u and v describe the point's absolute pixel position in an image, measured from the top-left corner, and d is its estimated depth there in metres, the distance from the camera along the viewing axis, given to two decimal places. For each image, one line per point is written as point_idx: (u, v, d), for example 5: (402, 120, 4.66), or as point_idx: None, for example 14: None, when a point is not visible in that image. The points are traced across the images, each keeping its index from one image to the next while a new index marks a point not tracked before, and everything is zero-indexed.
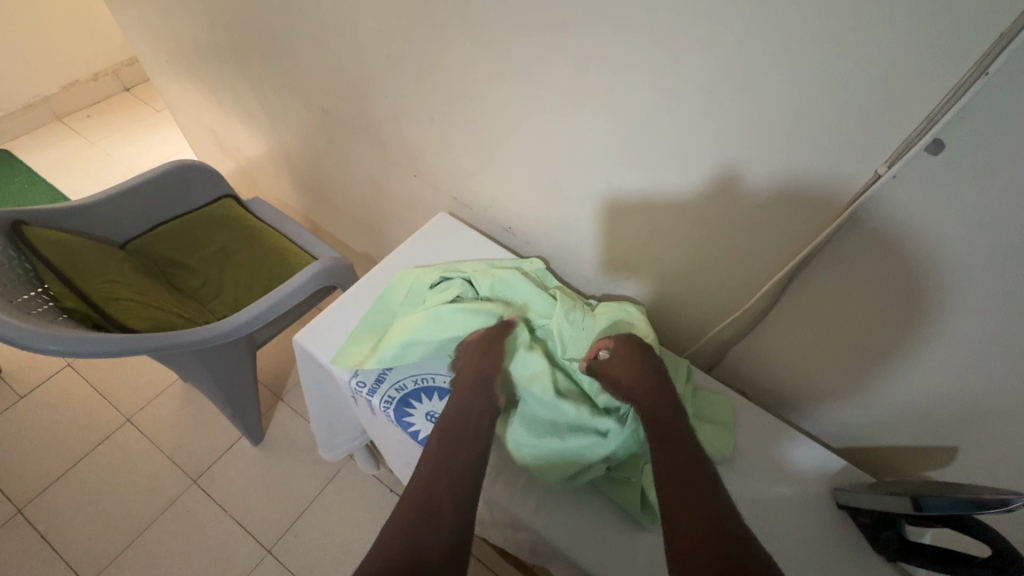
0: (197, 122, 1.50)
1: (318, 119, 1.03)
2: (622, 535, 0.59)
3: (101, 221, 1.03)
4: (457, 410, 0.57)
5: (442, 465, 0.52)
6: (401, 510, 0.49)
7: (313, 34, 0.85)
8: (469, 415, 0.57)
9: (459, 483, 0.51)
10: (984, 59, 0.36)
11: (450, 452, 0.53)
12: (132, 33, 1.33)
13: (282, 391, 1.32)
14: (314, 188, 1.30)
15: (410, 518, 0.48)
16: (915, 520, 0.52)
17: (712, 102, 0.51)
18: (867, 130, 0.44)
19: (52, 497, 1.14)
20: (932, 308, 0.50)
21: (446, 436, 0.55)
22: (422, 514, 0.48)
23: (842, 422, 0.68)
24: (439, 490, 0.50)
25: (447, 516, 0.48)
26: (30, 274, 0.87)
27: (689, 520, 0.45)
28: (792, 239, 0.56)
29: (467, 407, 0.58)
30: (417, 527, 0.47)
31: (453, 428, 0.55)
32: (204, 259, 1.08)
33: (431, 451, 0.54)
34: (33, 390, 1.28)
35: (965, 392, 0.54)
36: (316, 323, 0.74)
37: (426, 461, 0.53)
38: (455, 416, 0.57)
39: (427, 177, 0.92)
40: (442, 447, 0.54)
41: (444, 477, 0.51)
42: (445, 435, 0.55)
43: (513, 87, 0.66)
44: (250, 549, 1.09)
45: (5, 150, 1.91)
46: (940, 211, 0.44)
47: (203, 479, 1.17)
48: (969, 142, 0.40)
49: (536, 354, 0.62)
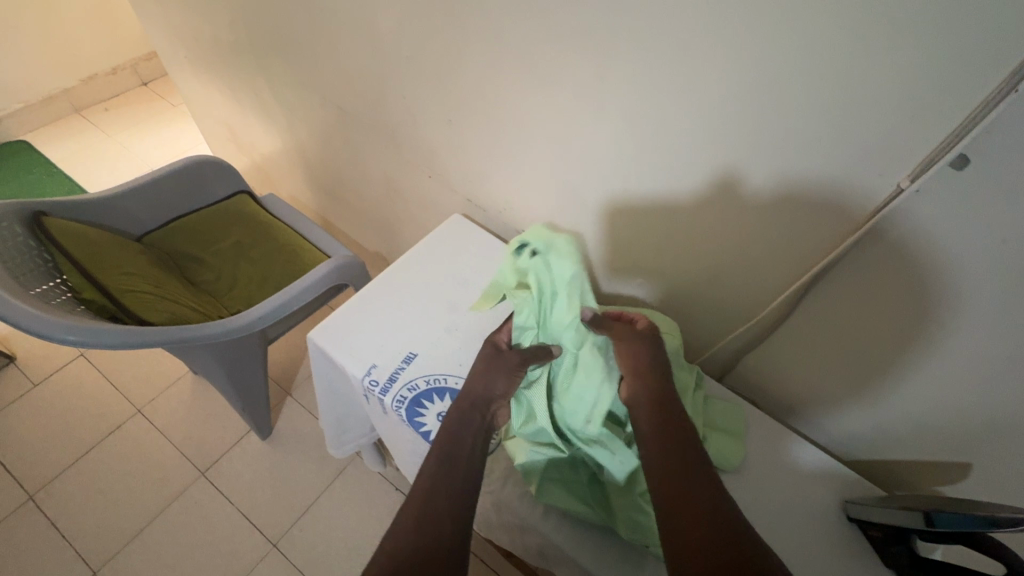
0: (214, 117, 1.51)
1: (334, 117, 1.04)
2: (624, 549, 0.59)
3: (119, 214, 1.05)
4: (449, 426, 0.57)
5: (445, 474, 0.52)
6: (399, 516, 0.48)
7: (333, 34, 0.86)
8: (466, 434, 0.56)
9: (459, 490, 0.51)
10: (1013, 77, 0.36)
11: (450, 460, 0.53)
12: (152, 29, 1.35)
13: (290, 387, 1.33)
14: (328, 185, 1.31)
15: (409, 526, 0.47)
16: (928, 536, 0.52)
17: (734, 109, 0.50)
18: (893, 143, 0.44)
19: (63, 485, 1.15)
20: (952, 322, 0.50)
21: (446, 443, 0.55)
22: (420, 524, 0.47)
23: (854, 433, 0.68)
24: (438, 501, 0.49)
25: (446, 528, 0.47)
26: (48, 264, 0.88)
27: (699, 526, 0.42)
28: (810, 250, 0.56)
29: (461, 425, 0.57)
30: (418, 534, 0.46)
31: (451, 438, 0.55)
32: (219, 253, 1.09)
33: (432, 458, 0.54)
34: (47, 377, 1.30)
35: (982, 408, 0.54)
36: (330, 321, 0.75)
37: (427, 466, 0.53)
38: (453, 426, 0.57)
39: (443, 178, 0.93)
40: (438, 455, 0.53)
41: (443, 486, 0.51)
42: (442, 447, 0.55)
43: (532, 92, 0.66)
44: (256, 542, 1.10)
45: (25, 141, 1.94)
46: (962, 226, 0.44)
47: (211, 471, 1.18)
48: (995, 157, 0.40)
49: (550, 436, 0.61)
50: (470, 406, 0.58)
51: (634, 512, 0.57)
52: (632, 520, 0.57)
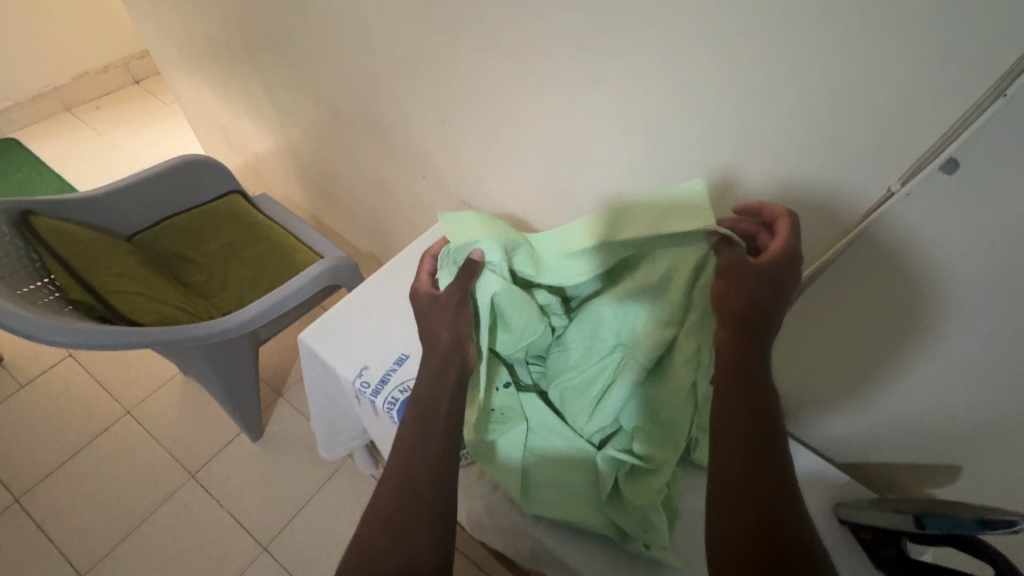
0: (206, 116, 1.50)
1: (328, 116, 1.03)
2: (613, 552, 0.59)
3: (108, 213, 1.04)
4: (422, 387, 0.53)
5: (423, 436, 0.50)
6: (386, 487, 0.49)
7: (326, 33, 0.86)
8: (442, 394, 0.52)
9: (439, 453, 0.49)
10: (1002, 81, 0.36)
11: (428, 421, 0.51)
12: (144, 26, 1.33)
13: (283, 388, 1.31)
14: (321, 185, 1.30)
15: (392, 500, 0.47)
16: (919, 539, 0.53)
17: (728, 110, 0.50)
18: (885, 148, 0.44)
19: (50, 487, 1.14)
20: (943, 324, 0.50)
21: (420, 406, 0.52)
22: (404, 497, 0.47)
23: (844, 436, 0.68)
24: (418, 467, 0.49)
25: (427, 494, 0.47)
26: (36, 264, 0.87)
27: (734, 510, 0.41)
28: (803, 254, 0.56)
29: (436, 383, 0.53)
30: (398, 509, 0.47)
31: (427, 397, 0.52)
32: (210, 253, 1.08)
33: (413, 420, 0.52)
34: (34, 379, 1.29)
35: (970, 411, 0.54)
36: (322, 321, 0.75)
37: (407, 431, 0.51)
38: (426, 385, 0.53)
39: (436, 178, 0.92)
40: (416, 420, 0.51)
41: (421, 451, 0.49)
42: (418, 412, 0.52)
43: (527, 91, 0.66)
44: (247, 545, 1.09)
45: (15, 139, 1.92)
46: (952, 230, 0.45)
47: (201, 474, 1.17)
48: (982, 163, 0.40)
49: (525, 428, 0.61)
50: (444, 358, 0.54)
51: (646, 511, 0.56)
52: (645, 518, 0.56)
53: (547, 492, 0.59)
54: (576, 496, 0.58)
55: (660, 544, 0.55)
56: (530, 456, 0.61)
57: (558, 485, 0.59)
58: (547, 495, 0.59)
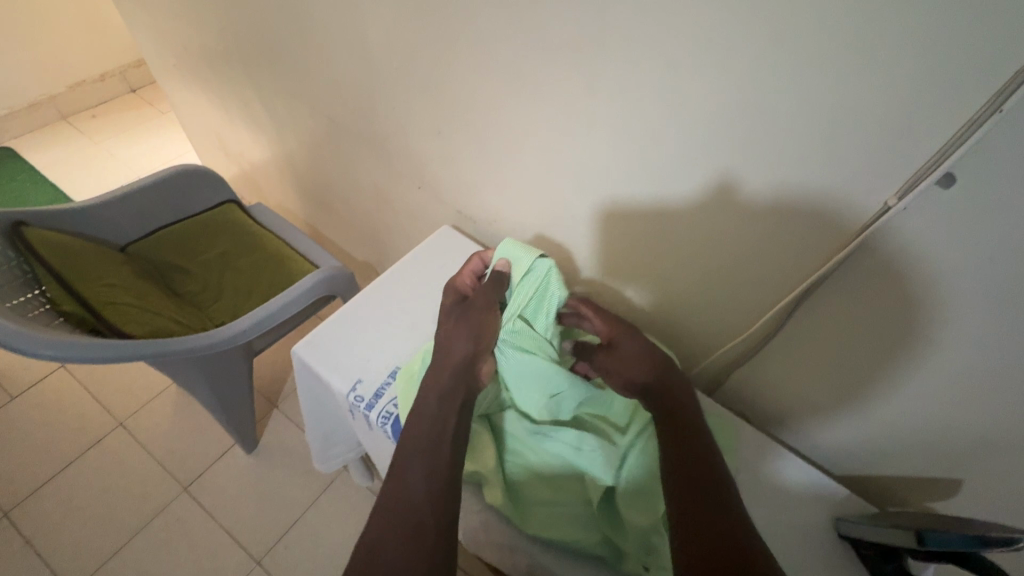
0: (202, 125, 1.50)
1: (324, 126, 1.03)
2: (611, 572, 0.57)
3: (102, 224, 1.03)
4: (422, 420, 0.54)
5: (427, 471, 0.49)
6: (383, 512, 0.47)
7: (322, 43, 0.86)
8: (428, 422, 0.53)
9: (439, 487, 0.48)
10: (999, 97, 0.36)
11: (431, 456, 0.50)
12: (141, 36, 1.34)
13: (278, 399, 1.30)
14: (317, 195, 1.30)
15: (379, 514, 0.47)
16: (918, 554, 0.52)
17: (723, 122, 0.50)
18: (884, 160, 0.44)
19: (40, 500, 1.12)
20: (940, 337, 0.50)
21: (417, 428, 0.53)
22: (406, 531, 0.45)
23: (843, 448, 0.67)
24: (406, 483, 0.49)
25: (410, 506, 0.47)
26: (28, 275, 0.87)
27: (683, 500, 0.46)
28: (802, 266, 0.55)
29: (435, 418, 0.54)
30: (383, 526, 0.46)
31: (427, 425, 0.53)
32: (204, 264, 1.08)
33: (413, 460, 0.50)
34: (26, 391, 1.27)
35: (969, 424, 0.54)
36: (316, 334, 0.74)
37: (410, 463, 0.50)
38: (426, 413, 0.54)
39: (432, 188, 0.92)
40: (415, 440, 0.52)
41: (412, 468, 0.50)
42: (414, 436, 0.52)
43: (522, 101, 0.66)
44: (240, 558, 1.07)
45: (10, 147, 1.91)
46: (955, 243, 0.44)
47: (194, 486, 1.16)
48: (980, 178, 0.40)
49: (517, 451, 0.61)
50: (453, 376, 0.57)
51: (647, 533, 0.55)
52: (646, 541, 0.55)
53: (543, 514, 0.58)
54: (573, 521, 0.57)
55: (660, 564, 0.54)
56: (524, 472, 0.60)
57: (557, 508, 0.58)
58: (544, 519, 0.58)
